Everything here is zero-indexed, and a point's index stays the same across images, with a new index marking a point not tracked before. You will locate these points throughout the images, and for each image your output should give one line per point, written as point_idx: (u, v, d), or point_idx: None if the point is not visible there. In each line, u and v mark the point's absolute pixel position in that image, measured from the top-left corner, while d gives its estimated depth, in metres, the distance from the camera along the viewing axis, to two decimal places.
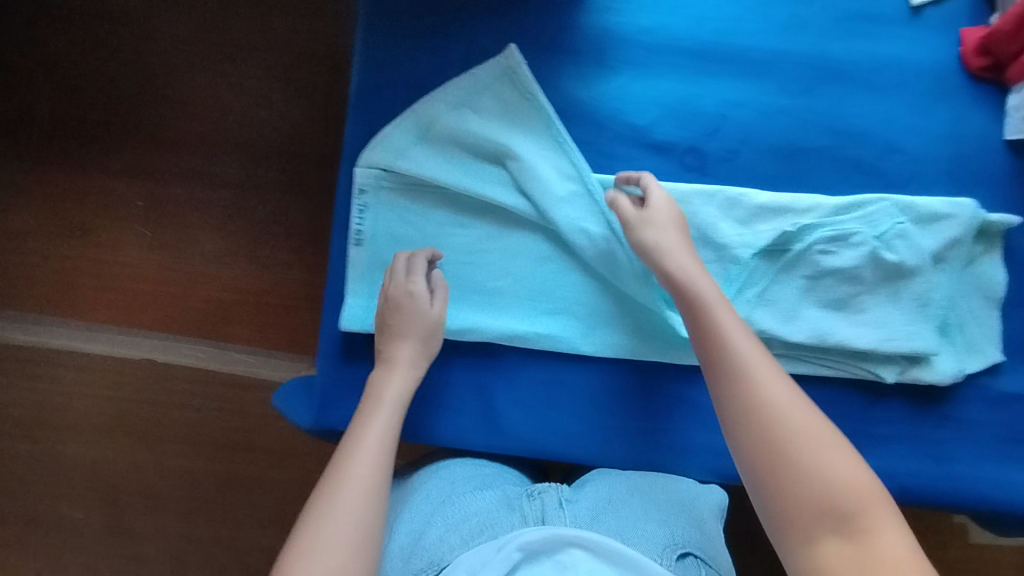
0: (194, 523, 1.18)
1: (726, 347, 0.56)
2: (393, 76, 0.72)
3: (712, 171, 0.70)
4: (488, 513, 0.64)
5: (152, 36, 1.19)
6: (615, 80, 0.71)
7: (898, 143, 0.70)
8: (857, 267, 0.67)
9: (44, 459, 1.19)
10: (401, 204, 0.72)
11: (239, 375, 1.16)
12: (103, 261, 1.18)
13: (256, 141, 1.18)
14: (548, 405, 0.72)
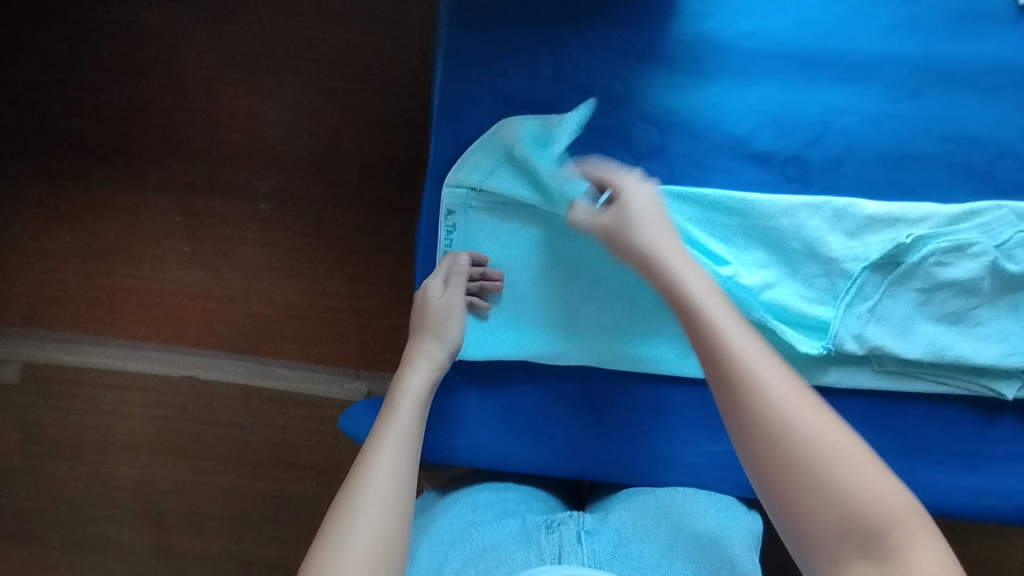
0: (238, 545, 1.14)
1: (726, 347, 0.48)
2: (477, 89, 0.69)
3: (815, 181, 0.68)
4: (503, 546, 0.57)
5: (198, 48, 1.17)
6: (711, 88, 0.68)
7: (1013, 148, 0.67)
8: (975, 279, 0.64)
9: (87, 480, 1.16)
10: (490, 226, 0.70)
11: (288, 392, 1.13)
12: (148, 277, 1.16)
13: (305, 153, 1.15)
14: (645, 430, 0.70)
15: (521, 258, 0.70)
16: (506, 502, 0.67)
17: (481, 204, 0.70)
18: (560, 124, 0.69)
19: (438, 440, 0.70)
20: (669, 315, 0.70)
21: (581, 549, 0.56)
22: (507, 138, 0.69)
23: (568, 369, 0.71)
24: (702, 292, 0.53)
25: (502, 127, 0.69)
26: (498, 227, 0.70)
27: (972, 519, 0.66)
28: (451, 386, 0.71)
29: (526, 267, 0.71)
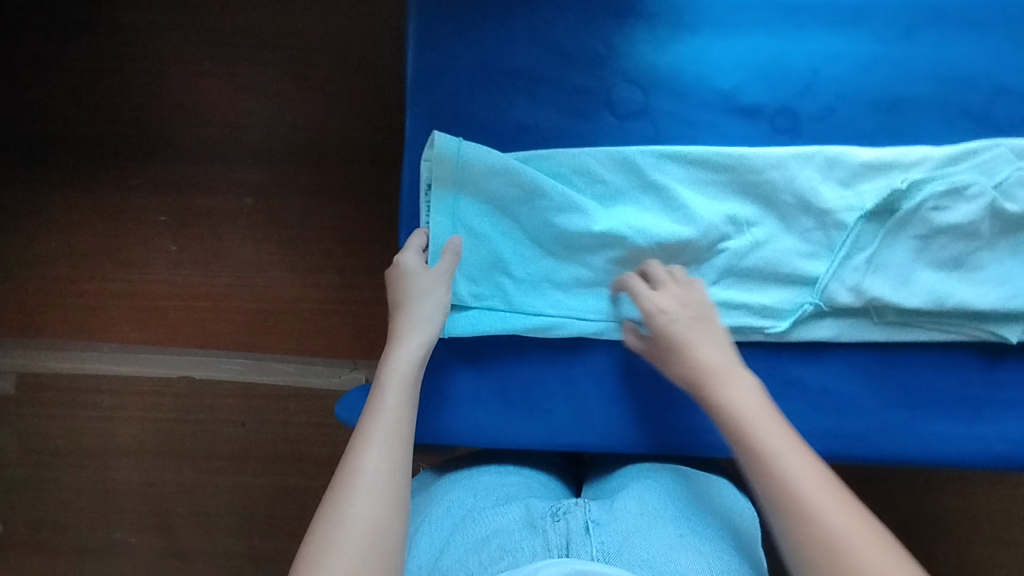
0: (247, 542, 1.14)
1: (778, 475, 0.48)
2: (452, 57, 0.66)
3: (805, 132, 0.66)
4: (507, 535, 0.57)
5: (168, 41, 1.14)
6: (693, 42, 0.66)
7: (1008, 85, 0.64)
8: (975, 221, 0.62)
9: (90, 487, 1.15)
10: (468, 203, 0.66)
11: (286, 386, 1.12)
12: (135, 279, 1.14)
13: (284, 142, 1.13)
14: (643, 398, 0.68)
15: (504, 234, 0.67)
16: (508, 487, 0.66)
17: (457, 182, 0.65)
18: (541, 89, 0.66)
19: (434, 422, 0.68)
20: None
21: (589, 541, 0.55)
22: (486, 106, 0.66)
23: (562, 341, 0.69)
24: (750, 410, 0.52)
25: (480, 95, 0.66)
26: (477, 202, 0.66)
27: (983, 467, 0.64)
28: (443, 365, 0.69)
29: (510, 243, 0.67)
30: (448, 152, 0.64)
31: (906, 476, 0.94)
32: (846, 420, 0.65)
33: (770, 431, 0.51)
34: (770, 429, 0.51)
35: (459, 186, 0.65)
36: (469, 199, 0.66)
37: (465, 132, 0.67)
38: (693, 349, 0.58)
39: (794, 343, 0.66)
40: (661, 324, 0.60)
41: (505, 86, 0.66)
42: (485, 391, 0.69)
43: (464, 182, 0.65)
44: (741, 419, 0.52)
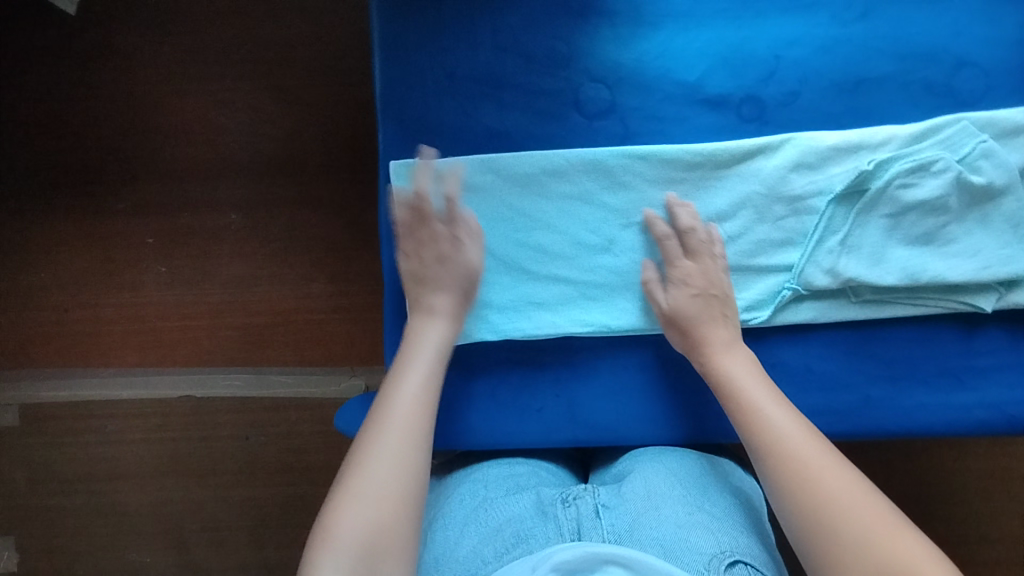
0: (260, 553, 1.16)
1: (756, 421, 0.56)
2: (417, 68, 0.67)
3: (772, 119, 0.66)
4: (520, 523, 0.59)
5: (137, 64, 1.14)
6: (655, 37, 0.66)
7: (969, 58, 0.65)
8: (942, 196, 0.63)
9: (100, 512, 1.17)
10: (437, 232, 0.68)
11: (287, 397, 1.13)
12: (127, 304, 1.15)
13: (262, 158, 1.13)
14: (633, 388, 0.69)
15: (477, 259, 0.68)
16: (517, 476, 0.68)
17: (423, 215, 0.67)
18: (508, 93, 0.67)
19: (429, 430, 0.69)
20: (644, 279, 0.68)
21: (600, 523, 0.57)
22: (456, 114, 0.67)
23: (548, 342, 0.70)
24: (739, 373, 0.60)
25: (450, 104, 0.67)
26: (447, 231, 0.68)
27: (968, 433, 0.66)
28: None
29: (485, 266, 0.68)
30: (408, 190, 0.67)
31: (900, 441, 0.97)
32: (831, 395, 0.66)
33: (754, 389, 0.58)
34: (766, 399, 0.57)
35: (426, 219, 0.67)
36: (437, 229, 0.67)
37: (437, 141, 0.67)
38: (702, 328, 0.63)
39: (777, 326, 0.67)
40: (681, 296, 0.64)
41: (473, 93, 0.67)
42: (475, 390, 0.70)
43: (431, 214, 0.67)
44: (733, 384, 0.59)
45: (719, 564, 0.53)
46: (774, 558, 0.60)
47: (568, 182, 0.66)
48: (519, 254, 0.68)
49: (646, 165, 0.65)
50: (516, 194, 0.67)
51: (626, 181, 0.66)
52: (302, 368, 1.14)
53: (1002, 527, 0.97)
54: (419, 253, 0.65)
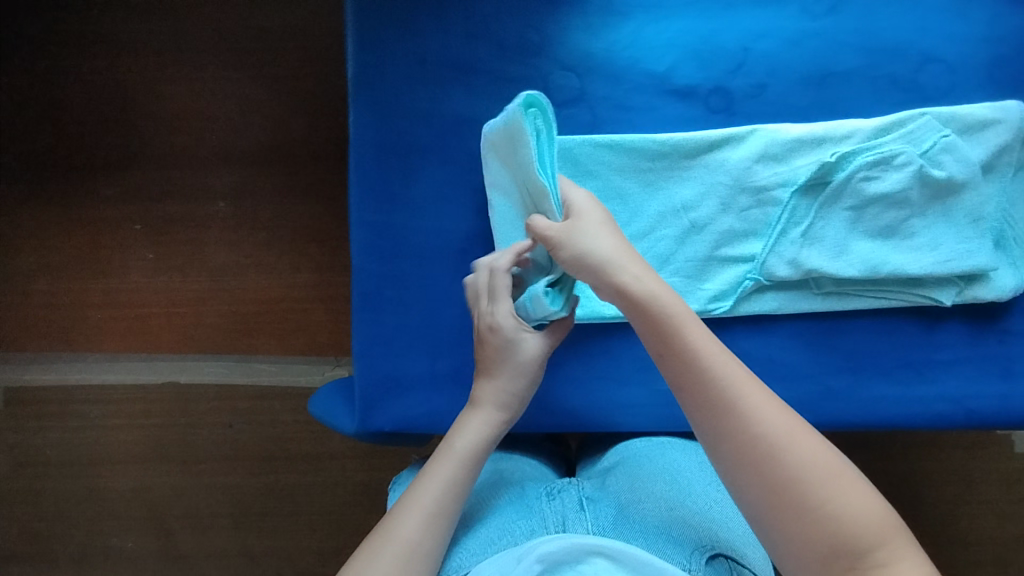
0: (242, 540, 1.16)
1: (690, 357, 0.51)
2: (388, 53, 0.67)
3: (740, 111, 0.67)
4: (506, 518, 0.60)
5: (128, 50, 1.14)
6: (626, 26, 0.67)
7: (935, 53, 0.66)
8: (904, 190, 0.63)
9: (85, 495, 1.17)
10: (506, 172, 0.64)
11: (271, 385, 1.14)
12: (113, 289, 1.15)
13: (250, 146, 1.14)
14: (609, 378, 0.70)
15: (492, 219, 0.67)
16: (502, 470, 0.69)
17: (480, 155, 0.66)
18: (479, 80, 0.67)
19: (391, 413, 0.69)
20: None
21: (584, 517, 0.57)
22: (426, 100, 0.68)
23: None
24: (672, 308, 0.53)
25: (421, 89, 0.67)
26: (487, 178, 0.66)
27: (926, 426, 0.67)
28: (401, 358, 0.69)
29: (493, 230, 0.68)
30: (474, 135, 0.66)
31: (874, 438, 0.98)
32: (795, 388, 0.67)
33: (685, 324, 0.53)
34: (719, 362, 0.50)
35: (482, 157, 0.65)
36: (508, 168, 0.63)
37: (409, 126, 0.68)
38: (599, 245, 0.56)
39: (741, 317, 0.68)
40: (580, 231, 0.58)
41: (445, 79, 0.67)
42: (444, 372, 0.69)
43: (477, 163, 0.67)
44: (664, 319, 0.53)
45: (701, 557, 0.55)
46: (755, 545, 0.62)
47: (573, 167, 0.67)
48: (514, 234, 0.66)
49: (620, 152, 0.66)
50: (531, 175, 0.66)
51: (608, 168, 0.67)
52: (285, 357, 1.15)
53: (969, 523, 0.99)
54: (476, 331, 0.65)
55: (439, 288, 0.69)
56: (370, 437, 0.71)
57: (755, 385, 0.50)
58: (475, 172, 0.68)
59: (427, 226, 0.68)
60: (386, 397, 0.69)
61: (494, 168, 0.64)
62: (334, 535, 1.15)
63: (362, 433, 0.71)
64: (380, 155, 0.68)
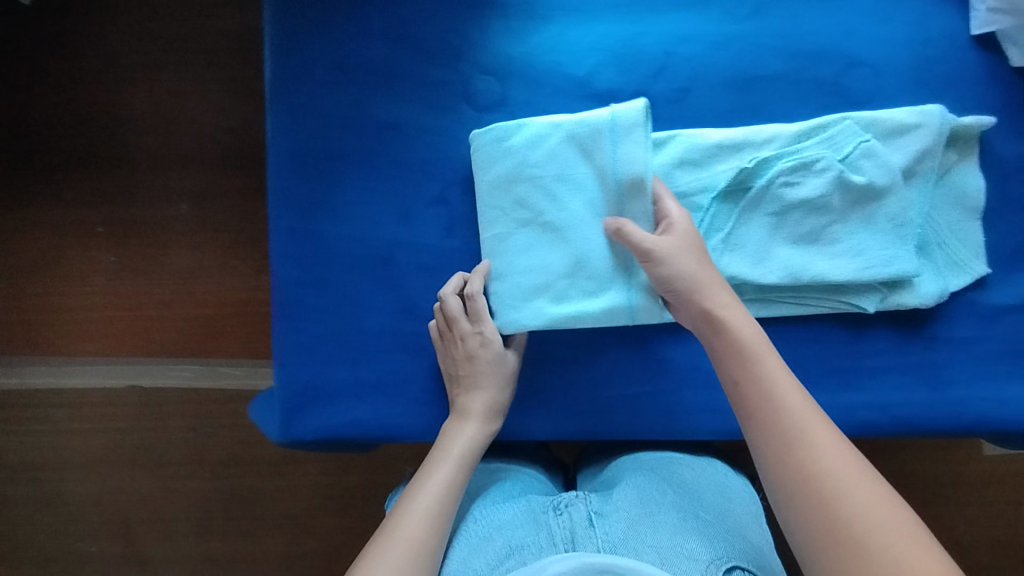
0: (207, 543, 1.13)
1: (758, 377, 0.50)
2: (306, 59, 0.67)
3: (661, 116, 0.66)
4: (513, 532, 0.59)
5: (84, 49, 1.10)
6: (547, 29, 0.66)
7: (858, 56, 0.65)
8: (824, 196, 0.62)
9: (54, 498, 1.16)
10: (594, 162, 0.61)
11: (238, 387, 1.09)
12: (71, 294, 1.11)
13: (211, 147, 1.09)
14: (595, 388, 0.67)
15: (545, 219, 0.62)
16: (503, 483, 0.67)
17: (526, 150, 0.62)
18: (399, 85, 0.67)
19: (313, 422, 0.68)
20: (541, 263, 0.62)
21: (595, 533, 0.57)
22: (346, 106, 0.67)
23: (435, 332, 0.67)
24: (747, 331, 0.53)
25: (340, 95, 0.67)
26: (543, 174, 0.62)
27: (853, 434, 0.66)
28: (322, 364, 0.68)
29: (528, 234, 0.63)
30: (500, 134, 0.63)
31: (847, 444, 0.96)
32: (719, 398, 0.66)
33: (761, 348, 0.52)
34: (790, 395, 0.49)
35: (535, 152, 0.62)
36: (586, 159, 0.61)
37: (329, 132, 0.67)
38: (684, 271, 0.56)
39: (666, 326, 0.67)
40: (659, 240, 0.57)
41: (365, 85, 0.67)
42: (366, 380, 0.67)
43: (511, 160, 0.63)
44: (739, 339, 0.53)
45: (716, 570, 0.53)
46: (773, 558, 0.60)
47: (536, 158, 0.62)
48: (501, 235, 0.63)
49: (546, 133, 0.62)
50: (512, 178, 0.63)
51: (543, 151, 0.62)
52: (250, 361, 1.09)
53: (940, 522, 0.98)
54: (450, 354, 0.64)
55: (359, 293, 0.68)
56: (294, 446, 0.70)
57: (828, 426, 0.48)
58: (394, 178, 0.67)
59: (347, 232, 0.67)
60: (307, 405, 0.68)
61: (562, 161, 0.61)
62: (301, 539, 1.11)
63: (285, 442, 0.70)
64: (299, 162, 0.67)
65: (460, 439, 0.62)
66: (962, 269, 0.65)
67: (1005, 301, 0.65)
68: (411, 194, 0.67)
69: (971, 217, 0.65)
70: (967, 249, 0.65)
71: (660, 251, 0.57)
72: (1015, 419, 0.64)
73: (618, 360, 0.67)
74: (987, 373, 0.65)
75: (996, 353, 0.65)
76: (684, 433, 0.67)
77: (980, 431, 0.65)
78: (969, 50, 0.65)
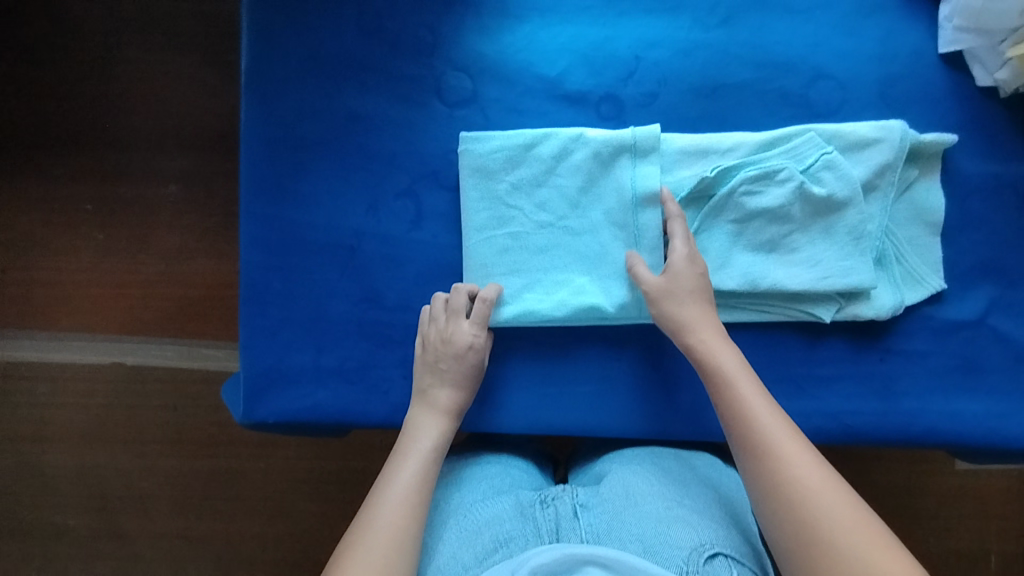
0: (182, 523, 1.10)
1: (737, 400, 0.55)
2: (282, 49, 0.68)
3: (629, 119, 0.66)
4: (500, 526, 0.58)
5: (79, 25, 1.10)
6: (520, 29, 0.67)
7: (825, 69, 0.66)
8: (785, 205, 0.63)
9: (27, 473, 1.12)
10: (613, 177, 0.64)
11: (218, 369, 1.09)
12: (58, 268, 1.11)
13: (204, 128, 1.10)
14: (572, 387, 0.68)
15: (564, 224, 0.65)
16: (491, 478, 0.66)
17: (552, 159, 0.65)
18: (371, 78, 0.68)
19: (274, 407, 0.69)
20: (544, 265, 0.66)
21: (579, 524, 0.57)
22: (319, 96, 0.68)
23: (396, 322, 0.68)
24: (729, 363, 0.57)
25: (313, 85, 0.68)
26: (566, 181, 0.65)
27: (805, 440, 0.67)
28: (288, 349, 0.69)
29: (545, 236, 0.65)
30: (491, 141, 0.65)
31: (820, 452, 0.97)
32: (674, 396, 0.68)
33: (740, 376, 0.56)
34: (765, 416, 0.53)
35: (562, 161, 0.65)
36: (606, 172, 0.64)
37: (301, 121, 0.68)
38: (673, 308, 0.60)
39: (625, 328, 0.68)
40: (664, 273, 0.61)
41: (338, 76, 0.68)
42: (330, 367, 0.68)
43: (526, 168, 0.65)
44: (721, 368, 0.57)
45: (699, 557, 0.52)
46: (760, 552, 0.59)
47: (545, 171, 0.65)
48: (507, 236, 0.66)
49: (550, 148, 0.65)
50: (517, 184, 0.65)
51: (545, 163, 0.65)
52: (231, 344, 1.10)
53: (914, 534, 0.98)
54: (435, 345, 0.64)
55: (325, 281, 0.69)
56: (257, 429, 0.71)
57: (800, 442, 0.52)
58: (363, 170, 0.68)
59: (316, 220, 0.68)
60: (269, 389, 0.69)
61: (585, 173, 0.65)
62: (276, 520, 1.09)
63: (247, 424, 0.71)
64: (270, 150, 0.68)
65: (421, 433, 0.61)
66: (920, 284, 0.66)
67: (960, 316, 0.67)
68: (379, 186, 0.68)
69: (930, 233, 0.66)
70: (924, 264, 0.66)
71: (657, 285, 0.61)
72: (962, 432, 0.65)
73: (578, 355, 0.68)
74: (939, 387, 0.66)
75: (949, 367, 0.66)
76: (660, 431, 0.68)
77: (927, 443, 0.66)
78: (935, 68, 0.66)
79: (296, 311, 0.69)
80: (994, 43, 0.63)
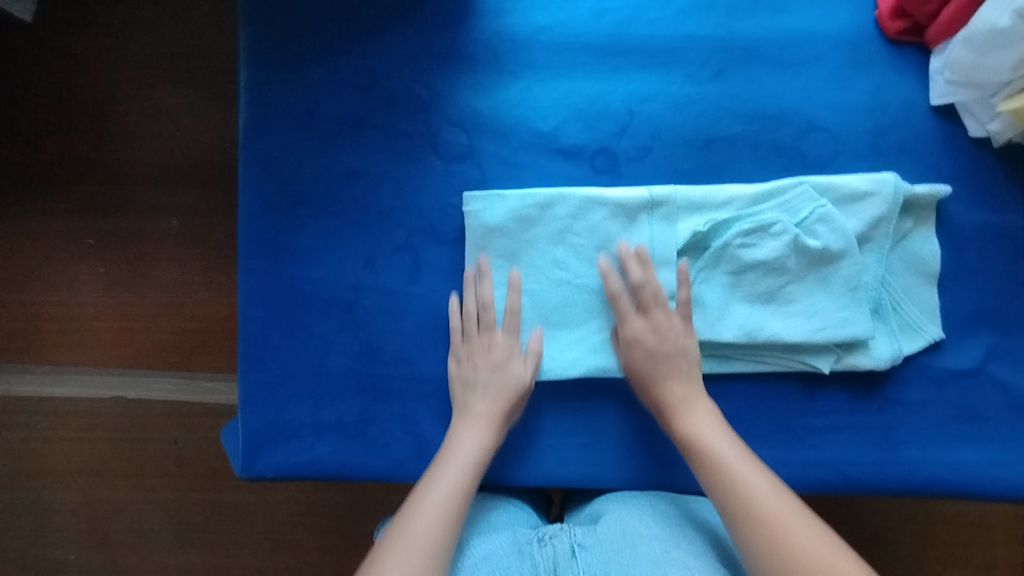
0: (182, 557, 1.10)
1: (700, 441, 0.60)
2: (281, 104, 0.68)
3: (624, 172, 0.67)
4: (499, 564, 0.59)
5: (81, 61, 1.11)
6: (514, 85, 0.68)
7: (818, 122, 0.67)
8: (780, 258, 0.63)
9: (27, 508, 1.11)
10: (633, 237, 0.65)
11: (219, 403, 1.08)
12: (59, 303, 1.11)
13: (205, 165, 1.10)
14: (576, 435, 0.68)
15: (580, 282, 0.66)
16: (486, 513, 0.66)
17: (569, 219, 0.65)
18: (368, 134, 0.68)
19: (272, 460, 0.69)
20: (560, 320, 0.66)
21: (575, 564, 0.58)
22: (316, 151, 0.68)
23: (395, 376, 0.68)
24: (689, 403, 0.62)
25: (311, 140, 0.68)
26: (584, 241, 0.65)
27: (806, 491, 0.66)
28: (287, 400, 0.69)
29: (562, 293, 0.66)
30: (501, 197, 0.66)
31: None
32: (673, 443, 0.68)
33: (701, 420, 0.61)
34: (730, 453, 0.58)
35: (580, 221, 0.65)
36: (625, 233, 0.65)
37: (300, 176, 0.68)
38: (663, 384, 0.63)
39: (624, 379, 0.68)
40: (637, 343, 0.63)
41: (336, 132, 0.68)
42: (329, 420, 0.68)
43: (542, 226, 0.66)
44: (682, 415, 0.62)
45: None
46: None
47: (561, 229, 0.66)
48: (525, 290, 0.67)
49: (566, 208, 0.65)
50: (535, 242, 0.66)
51: (561, 223, 0.66)
52: (231, 378, 1.10)
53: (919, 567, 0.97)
54: (472, 359, 0.65)
55: (323, 334, 0.69)
56: (257, 480, 0.71)
57: (758, 468, 0.58)
58: (361, 224, 0.68)
59: (315, 274, 0.69)
60: (267, 442, 0.69)
61: (602, 233, 0.65)
62: (277, 555, 1.08)
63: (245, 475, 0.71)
64: (270, 205, 0.68)
65: (461, 444, 0.62)
66: (917, 333, 0.66)
67: (959, 364, 0.67)
68: (376, 240, 0.68)
69: (927, 283, 0.66)
70: (921, 312, 0.66)
71: (642, 367, 0.63)
72: (963, 481, 0.65)
73: (575, 403, 0.69)
74: (939, 435, 0.66)
75: (949, 416, 0.66)
76: (661, 479, 0.68)
77: (928, 492, 0.66)
78: (927, 120, 0.66)
79: (296, 364, 0.69)
80: (986, 96, 0.63)
